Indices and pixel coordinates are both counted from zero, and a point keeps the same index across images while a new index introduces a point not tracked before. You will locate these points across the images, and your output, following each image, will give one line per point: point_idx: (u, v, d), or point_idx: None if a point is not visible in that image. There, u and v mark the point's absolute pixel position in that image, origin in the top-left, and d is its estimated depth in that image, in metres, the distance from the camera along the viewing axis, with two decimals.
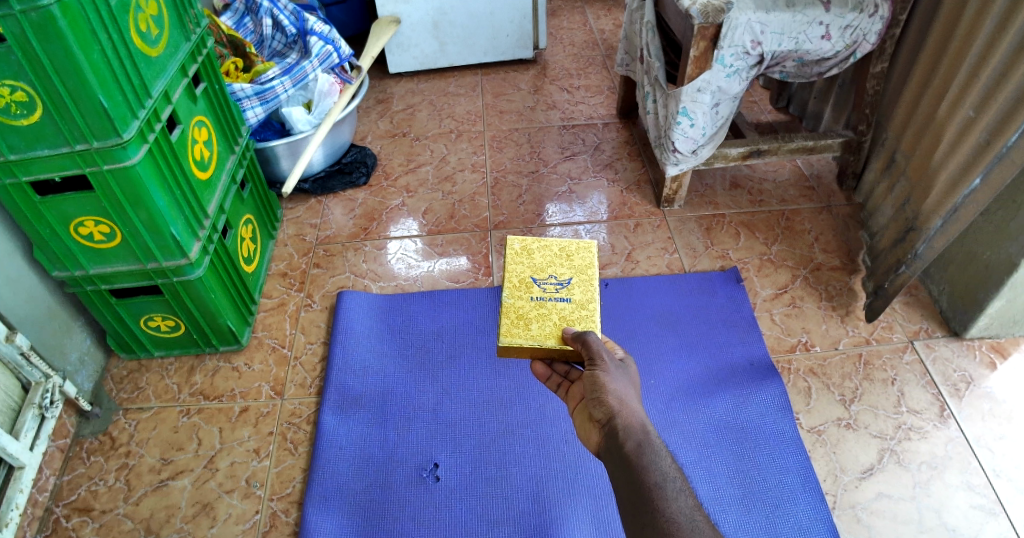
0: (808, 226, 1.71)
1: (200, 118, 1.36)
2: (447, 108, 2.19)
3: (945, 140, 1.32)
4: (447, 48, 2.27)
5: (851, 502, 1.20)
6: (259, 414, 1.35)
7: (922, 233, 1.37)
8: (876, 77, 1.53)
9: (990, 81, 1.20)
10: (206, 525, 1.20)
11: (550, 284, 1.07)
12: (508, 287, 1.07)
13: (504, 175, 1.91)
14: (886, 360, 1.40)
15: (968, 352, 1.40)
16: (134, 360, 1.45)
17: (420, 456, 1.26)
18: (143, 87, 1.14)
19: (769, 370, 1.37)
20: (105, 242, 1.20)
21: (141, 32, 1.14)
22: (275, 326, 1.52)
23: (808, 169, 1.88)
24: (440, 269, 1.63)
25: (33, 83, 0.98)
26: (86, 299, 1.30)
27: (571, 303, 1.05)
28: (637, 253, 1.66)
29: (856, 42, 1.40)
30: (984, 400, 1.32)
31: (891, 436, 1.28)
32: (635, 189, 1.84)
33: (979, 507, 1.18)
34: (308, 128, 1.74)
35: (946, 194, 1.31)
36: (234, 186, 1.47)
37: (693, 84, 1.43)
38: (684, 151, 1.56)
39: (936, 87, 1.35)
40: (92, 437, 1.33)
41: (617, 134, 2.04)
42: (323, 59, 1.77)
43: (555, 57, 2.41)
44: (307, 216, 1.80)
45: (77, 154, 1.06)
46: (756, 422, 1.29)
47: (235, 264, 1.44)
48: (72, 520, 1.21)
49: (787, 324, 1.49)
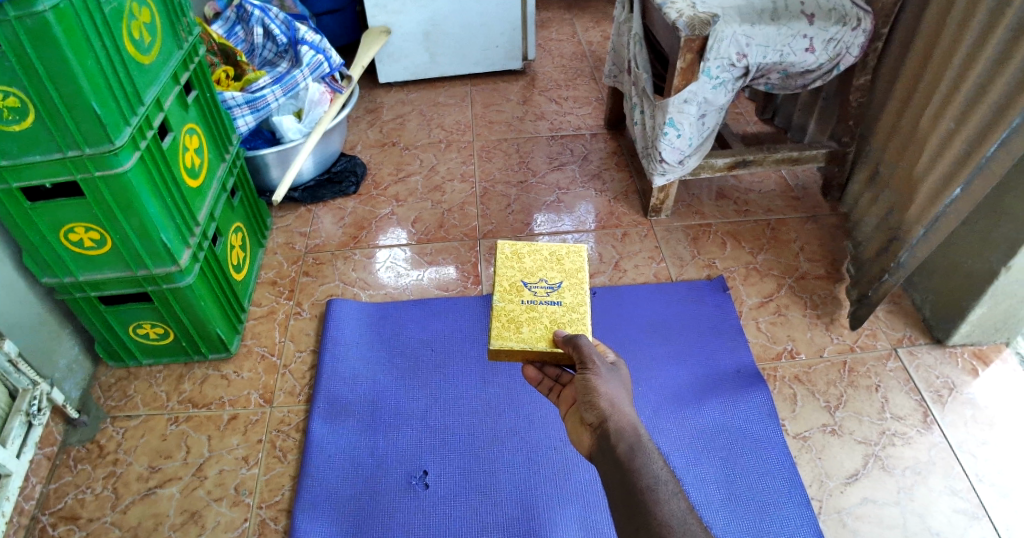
0: (794, 236, 1.73)
1: (191, 126, 1.36)
2: (437, 118, 2.21)
3: (926, 152, 1.35)
4: (437, 59, 2.29)
5: (837, 507, 1.22)
6: (248, 422, 1.35)
7: (904, 243, 1.40)
8: (859, 90, 1.57)
9: (970, 93, 1.23)
10: (195, 533, 1.19)
11: (540, 288, 1.09)
12: (499, 292, 1.08)
13: (493, 186, 1.92)
14: (870, 368, 1.43)
15: (950, 360, 1.43)
16: (122, 368, 1.44)
17: (411, 464, 1.27)
18: (136, 94, 1.14)
19: (755, 377, 1.39)
20: (95, 249, 1.20)
21: (134, 40, 1.15)
22: (264, 334, 1.51)
23: (792, 180, 1.91)
24: (429, 278, 1.64)
25: (26, 88, 0.98)
26: (76, 307, 1.30)
27: (561, 307, 1.06)
28: (624, 261, 1.68)
29: (839, 54, 1.44)
30: (967, 406, 1.35)
31: (875, 442, 1.30)
32: (623, 199, 1.86)
33: (962, 512, 1.20)
34: (298, 137, 1.74)
35: (929, 203, 1.34)
36: (224, 194, 1.47)
37: (680, 96, 1.45)
38: (670, 161, 1.58)
39: (918, 100, 1.39)
40: (79, 445, 1.32)
41: (605, 145, 2.06)
42: (314, 68, 1.78)
43: (544, 69, 2.44)
44: (297, 224, 1.81)
45: (69, 160, 1.06)
46: (744, 429, 1.31)
47: (224, 272, 1.43)
48: (59, 529, 1.20)
49: (772, 331, 1.51)
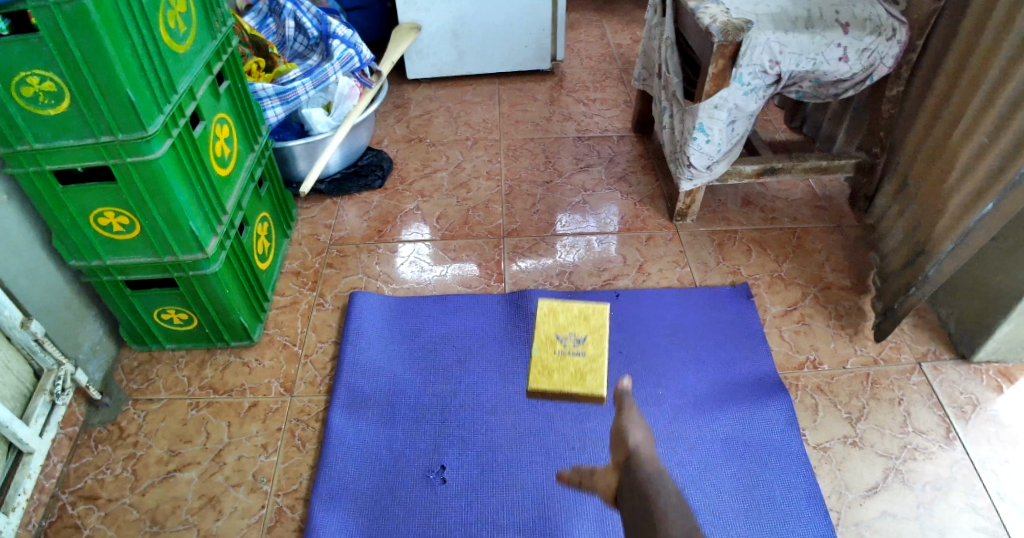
0: (819, 246, 1.71)
1: (222, 116, 1.38)
2: (464, 116, 2.21)
3: (958, 166, 1.33)
4: (465, 57, 2.29)
5: (855, 520, 1.19)
6: (267, 409, 1.36)
7: (933, 256, 1.37)
8: (892, 100, 1.54)
9: (1005, 107, 1.20)
10: (212, 518, 1.20)
11: (567, 343, 0.96)
12: (534, 347, 0.95)
13: (519, 184, 1.92)
14: (894, 381, 1.40)
15: (975, 376, 1.40)
16: (145, 352, 1.46)
17: (427, 459, 1.27)
18: (170, 83, 1.16)
19: (776, 387, 1.37)
20: (124, 234, 1.21)
21: (170, 29, 1.16)
22: (287, 324, 1.52)
23: (820, 189, 1.88)
24: (451, 274, 1.64)
25: (63, 73, 1.00)
26: (101, 290, 1.32)
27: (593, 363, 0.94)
28: (648, 265, 1.67)
29: (872, 64, 1.41)
30: (990, 423, 1.32)
31: (896, 455, 1.28)
32: (649, 202, 1.85)
33: (982, 529, 1.17)
34: (327, 130, 1.77)
35: (958, 218, 1.31)
36: (251, 184, 1.49)
37: (710, 101, 1.44)
38: (698, 166, 1.57)
39: (950, 112, 1.36)
40: (100, 426, 1.34)
41: (631, 148, 2.05)
42: (345, 63, 1.78)
43: (572, 70, 2.43)
44: (322, 216, 1.82)
45: (101, 145, 1.08)
46: (764, 438, 1.29)
47: (250, 261, 1.45)
48: (77, 508, 1.22)
49: (796, 341, 1.49)
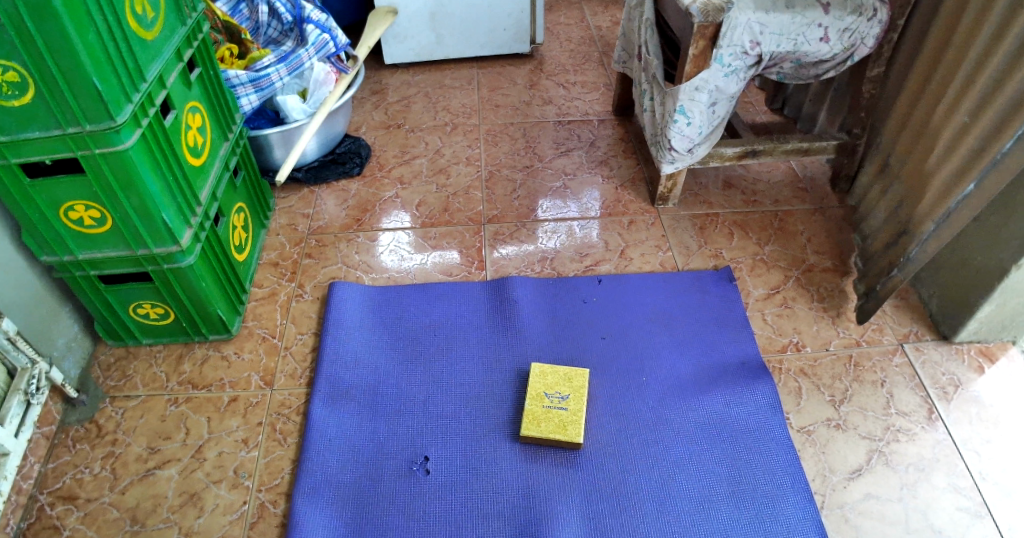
0: (801, 228, 1.71)
1: (194, 104, 1.34)
2: (443, 101, 2.18)
3: (940, 146, 1.33)
4: (443, 41, 2.25)
5: (839, 502, 1.21)
6: (248, 404, 1.34)
7: (915, 237, 1.38)
8: (873, 81, 1.54)
9: (987, 86, 1.20)
10: (193, 515, 1.19)
11: (553, 400, 1.27)
12: (524, 422, 1.25)
13: (499, 169, 1.90)
14: (876, 362, 1.41)
15: (956, 356, 1.42)
16: (121, 347, 1.43)
17: (411, 450, 1.26)
18: (138, 70, 1.12)
19: (760, 370, 1.38)
20: (95, 227, 1.18)
21: (137, 15, 1.12)
22: (266, 316, 1.50)
23: (801, 171, 1.89)
24: (432, 262, 1.62)
25: (26, 62, 0.96)
26: (75, 285, 1.29)
27: (573, 417, 1.25)
28: (630, 250, 1.66)
29: (854, 45, 1.41)
30: (971, 404, 1.34)
31: (879, 438, 1.29)
32: (630, 186, 1.84)
33: (965, 509, 1.19)
34: (303, 117, 1.73)
35: (939, 198, 1.32)
36: (226, 173, 1.45)
37: (691, 83, 1.43)
38: (680, 149, 1.56)
39: (932, 92, 1.36)
40: (78, 424, 1.31)
41: (612, 131, 2.03)
42: (319, 48, 1.74)
43: (552, 53, 2.40)
44: (299, 206, 1.79)
45: (68, 136, 1.04)
46: (747, 421, 1.30)
47: (226, 252, 1.42)
48: (56, 508, 1.19)
49: (778, 324, 1.49)
